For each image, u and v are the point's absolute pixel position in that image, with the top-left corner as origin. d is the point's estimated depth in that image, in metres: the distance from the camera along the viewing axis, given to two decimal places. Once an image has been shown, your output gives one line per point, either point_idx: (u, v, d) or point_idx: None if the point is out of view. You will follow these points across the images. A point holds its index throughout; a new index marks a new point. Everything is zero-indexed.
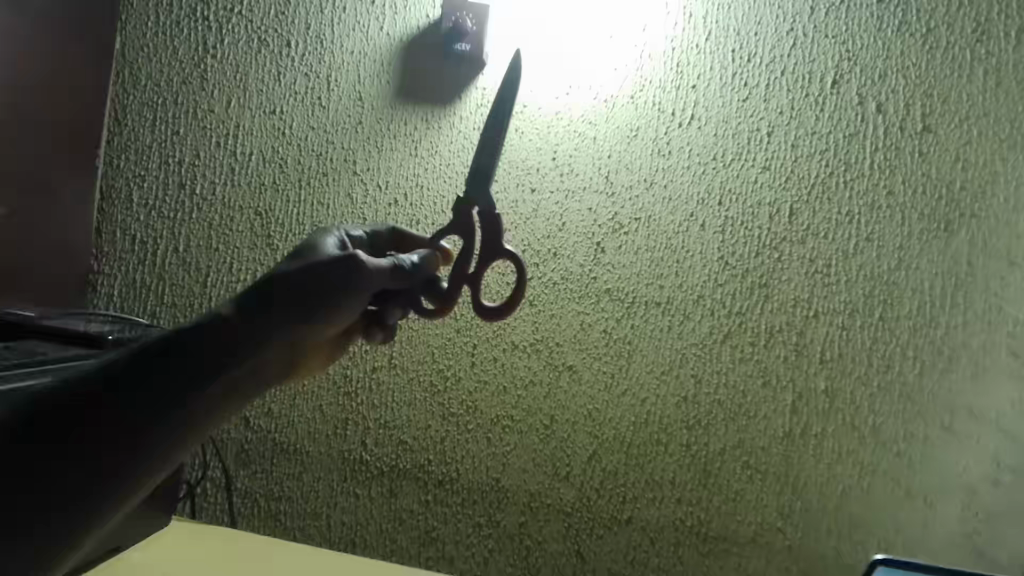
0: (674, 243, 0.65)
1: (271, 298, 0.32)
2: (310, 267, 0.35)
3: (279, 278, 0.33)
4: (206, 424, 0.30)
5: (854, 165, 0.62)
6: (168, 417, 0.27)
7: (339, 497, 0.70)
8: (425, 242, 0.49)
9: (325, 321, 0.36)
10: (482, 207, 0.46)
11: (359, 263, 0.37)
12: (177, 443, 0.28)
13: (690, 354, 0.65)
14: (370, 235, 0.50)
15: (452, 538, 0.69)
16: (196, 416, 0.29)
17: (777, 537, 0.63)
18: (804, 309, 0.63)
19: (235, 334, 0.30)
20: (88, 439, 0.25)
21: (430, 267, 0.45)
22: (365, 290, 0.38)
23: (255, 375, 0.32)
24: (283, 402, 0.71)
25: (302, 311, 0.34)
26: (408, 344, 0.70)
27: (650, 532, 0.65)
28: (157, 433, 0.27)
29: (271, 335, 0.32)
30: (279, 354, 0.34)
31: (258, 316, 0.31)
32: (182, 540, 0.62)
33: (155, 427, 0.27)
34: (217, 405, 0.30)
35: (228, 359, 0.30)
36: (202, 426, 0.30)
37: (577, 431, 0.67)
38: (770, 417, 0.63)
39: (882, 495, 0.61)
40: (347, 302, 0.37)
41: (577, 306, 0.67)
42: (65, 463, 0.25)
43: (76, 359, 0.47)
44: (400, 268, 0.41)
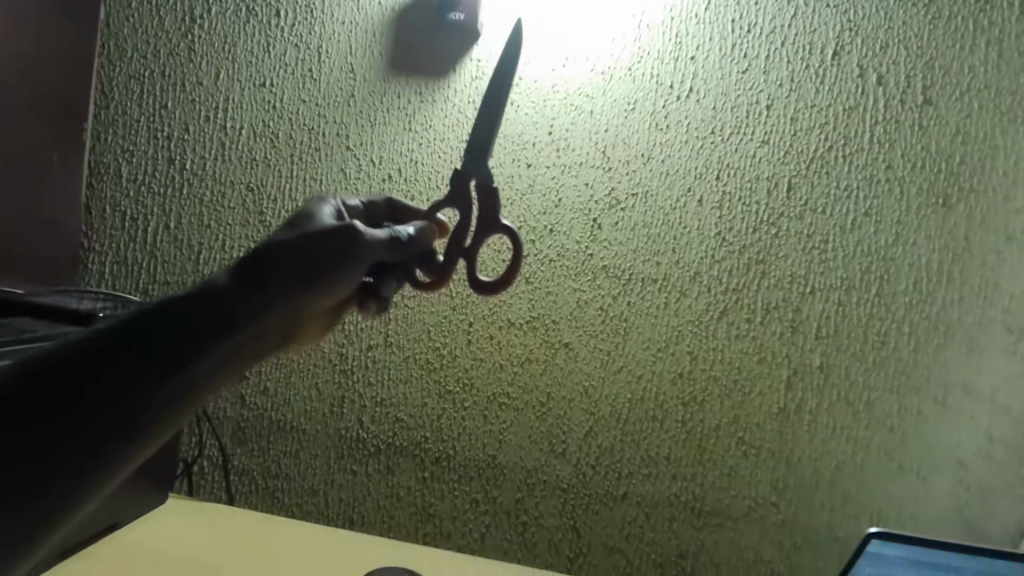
0: (672, 219, 0.64)
1: (267, 267, 0.32)
2: (305, 237, 0.35)
3: (274, 247, 0.33)
4: (205, 394, 0.29)
5: (854, 139, 0.61)
6: (164, 385, 0.27)
7: (337, 474, 0.71)
8: (423, 215, 0.49)
9: (324, 293, 0.35)
10: (480, 179, 0.44)
11: (358, 236, 0.37)
12: (179, 412, 0.28)
13: (686, 331, 0.65)
14: (366, 205, 0.49)
15: (449, 514, 0.70)
16: (196, 385, 0.28)
17: (771, 511, 0.64)
18: (801, 285, 0.62)
19: (233, 303, 0.30)
20: (85, 409, 0.25)
21: (428, 239, 0.45)
22: (362, 263, 0.38)
23: (256, 344, 0.32)
24: (278, 380, 0.71)
25: (301, 284, 0.33)
26: (404, 322, 0.69)
27: (645, 507, 0.66)
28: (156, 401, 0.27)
29: (271, 303, 0.32)
30: (279, 327, 0.33)
31: (256, 284, 0.31)
32: (178, 517, 0.62)
33: (154, 395, 0.27)
34: (216, 375, 0.30)
35: (227, 327, 0.30)
36: (201, 397, 0.29)
37: (573, 409, 0.67)
38: (766, 393, 0.64)
39: (874, 469, 0.62)
40: (346, 275, 0.36)
41: (573, 283, 0.66)
42: (65, 436, 0.25)
43: (66, 334, 0.46)
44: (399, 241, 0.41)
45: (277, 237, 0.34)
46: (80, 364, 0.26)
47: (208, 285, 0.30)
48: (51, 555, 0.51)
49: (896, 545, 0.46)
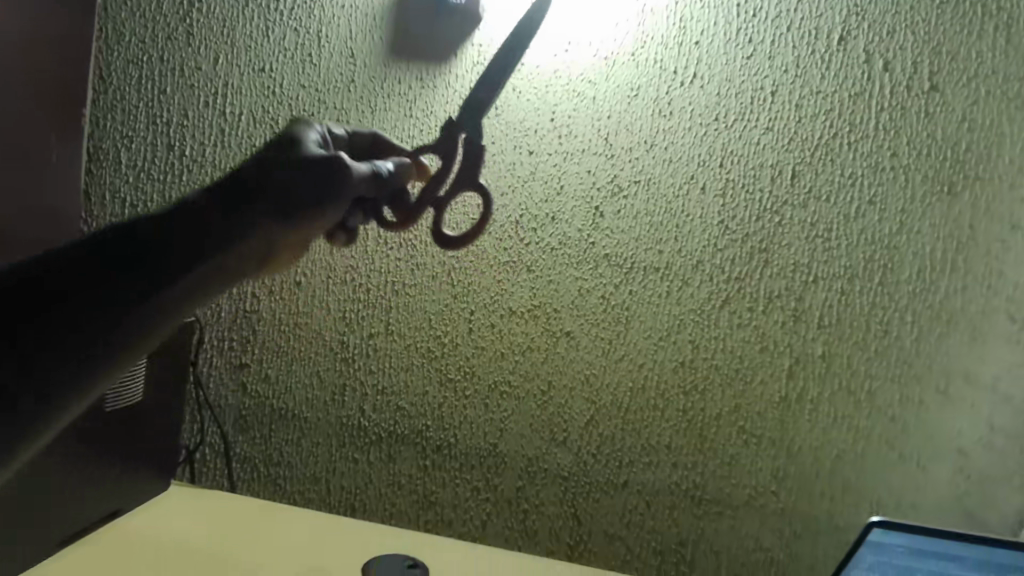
0: (674, 207, 0.64)
1: (245, 192, 0.34)
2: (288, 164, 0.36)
3: (258, 171, 0.35)
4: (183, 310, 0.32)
5: (859, 126, 0.60)
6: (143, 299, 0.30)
7: (338, 462, 0.71)
8: (405, 154, 0.48)
9: (304, 225, 0.36)
10: (469, 135, 0.45)
11: (342, 170, 0.37)
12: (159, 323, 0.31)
13: (688, 320, 0.64)
14: (351, 134, 0.48)
15: (450, 502, 0.70)
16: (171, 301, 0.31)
17: (771, 499, 0.64)
18: (803, 274, 0.62)
19: (210, 223, 0.33)
20: (68, 318, 0.28)
21: (404, 180, 0.44)
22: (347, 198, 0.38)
23: (231, 270, 0.34)
24: (279, 367, 0.71)
25: (279, 214, 0.35)
26: (405, 310, 0.69)
27: (646, 495, 0.66)
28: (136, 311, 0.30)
29: (243, 227, 0.34)
30: (257, 253, 0.35)
31: (235, 207, 0.34)
32: (177, 505, 0.62)
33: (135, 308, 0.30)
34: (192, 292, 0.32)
35: (202, 250, 0.32)
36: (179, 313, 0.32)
37: (574, 397, 0.67)
38: (767, 382, 0.64)
39: (875, 458, 0.62)
40: (329, 206, 0.37)
41: (575, 271, 0.66)
42: (46, 343, 0.27)
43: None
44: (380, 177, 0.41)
45: (260, 160, 0.36)
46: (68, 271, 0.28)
47: (190, 204, 0.33)
48: (54, 541, 0.51)
49: (898, 533, 0.46)
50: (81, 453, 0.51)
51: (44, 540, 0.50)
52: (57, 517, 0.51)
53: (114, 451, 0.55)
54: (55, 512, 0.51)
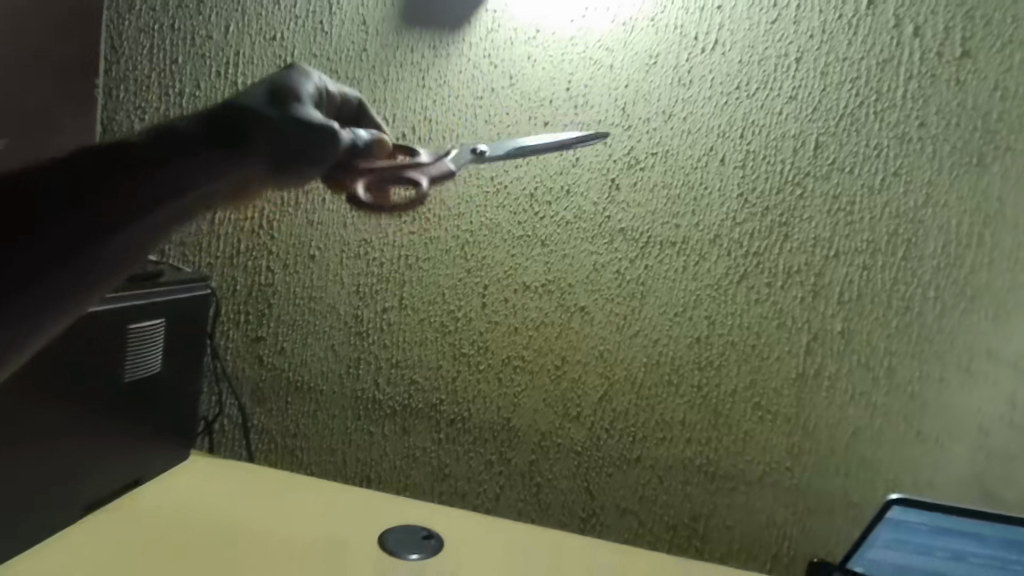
0: (692, 179, 0.63)
1: (225, 133, 0.32)
2: (281, 118, 0.33)
3: (243, 112, 0.33)
4: (144, 247, 0.31)
5: (886, 94, 0.58)
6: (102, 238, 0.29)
7: (354, 435, 0.72)
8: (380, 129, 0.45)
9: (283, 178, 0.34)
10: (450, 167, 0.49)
11: (329, 140, 0.34)
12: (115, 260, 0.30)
13: (704, 296, 0.64)
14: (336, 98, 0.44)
15: (464, 475, 0.70)
16: (124, 242, 0.29)
17: (785, 475, 0.64)
18: (824, 249, 0.61)
19: (188, 154, 0.31)
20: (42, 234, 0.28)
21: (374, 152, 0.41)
22: (327, 166, 0.35)
23: (200, 206, 0.32)
24: (295, 341, 0.71)
25: (262, 161, 0.32)
26: (418, 285, 0.69)
27: (659, 470, 0.67)
28: (93, 247, 0.28)
29: (218, 168, 0.31)
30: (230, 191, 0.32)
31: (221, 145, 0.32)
32: (197, 474, 0.64)
33: (93, 244, 0.28)
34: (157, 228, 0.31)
35: (178, 183, 0.30)
36: (142, 250, 0.31)
37: (588, 372, 0.67)
38: (784, 358, 0.63)
39: (892, 435, 0.62)
40: (313, 167, 0.34)
41: (590, 246, 0.65)
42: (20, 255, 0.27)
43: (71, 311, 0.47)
44: (361, 154, 0.39)
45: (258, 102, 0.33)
46: (44, 192, 0.28)
47: (177, 135, 0.32)
48: (80, 508, 0.53)
49: (918, 514, 0.47)
50: (102, 423, 0.52)
51: (70, 507, 0.52)
52: (80, 485, 0.52)
53: (134, 420, 0.56)
54: (79, 481, 0.52)
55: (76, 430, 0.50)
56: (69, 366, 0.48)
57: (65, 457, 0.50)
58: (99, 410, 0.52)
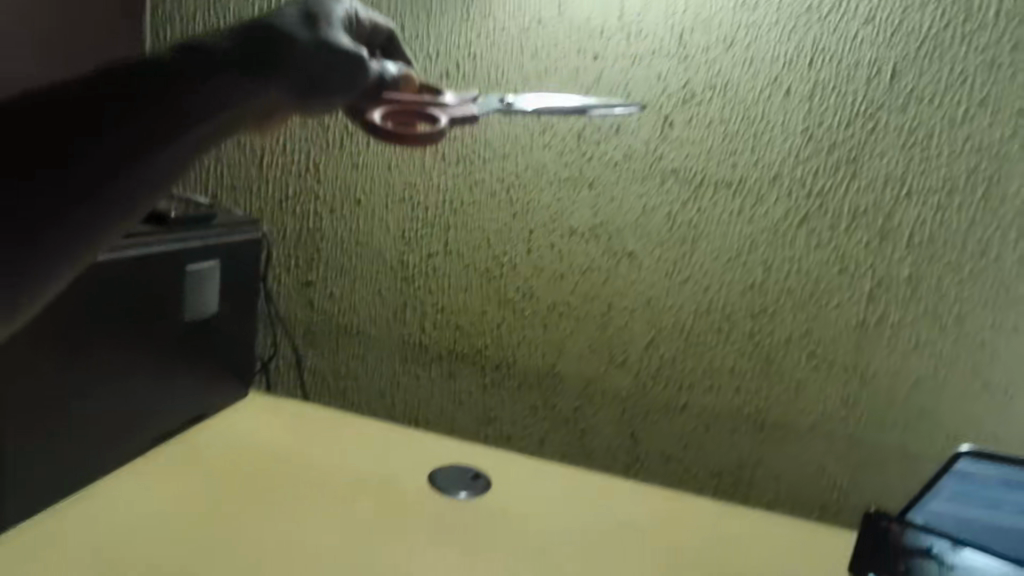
0: (752, 113, 0.59)
1: (265, 52, 0.29)
2: (312, 40, 0.31)
3: (282, 36, 0.30)
4: (176, 178, 0.27)
5: (976, 14, 0.53)
6: (137, 161, 0.25)
7: (401, 377, 0.73)
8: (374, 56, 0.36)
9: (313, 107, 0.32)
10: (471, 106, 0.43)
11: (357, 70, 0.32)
12: (147, 190, 0.26)
13: (761, 240, 0.61)
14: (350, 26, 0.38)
15: (509, 418, 0.71)
16: (155, 168, 0.25)
17: (838, 426, 0.62)
18: (894, 188, 0.57)
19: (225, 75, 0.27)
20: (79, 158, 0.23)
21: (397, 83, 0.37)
22: (356, 94, 0.34)
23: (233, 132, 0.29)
24: (345, 286, 0.72)
25: (298, 89, 0.30)
26: (464, 229, 0.68)
27: (705, 418, 0.66)
28: (127, 172, 0.25)
29: (249, 93, 0.28)
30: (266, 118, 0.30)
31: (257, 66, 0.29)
32: (255, 410, 0.67)
33: (127, 169, 0.25)
34: (190, 152, 0.27)
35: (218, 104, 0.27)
36: (173, 181, 0.27)
37: (635, 319, 0.66)
38: (844, 306, 0.60)
39: (956, 387, 0.59)
40: (338, 96, 0.32)
41: (639, 188, 0.63)
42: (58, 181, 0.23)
43: (135, 253, 0.49)
44: (385, 87, 0.36)
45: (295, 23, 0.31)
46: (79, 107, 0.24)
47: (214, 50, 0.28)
48: (151, 438, 0.56)
49: (986, 463, 0.46)
50: (167, 359, 0.55)
51: (143, 437, 0.55)
52: (151, 417, 0.55)
53: (197, 357, 0.59)
54: (150, 413, 0.55)
55: (145, 364, 0.53)
56: (137, 304, 0.51)
57: (135, 389, 0.53)
58: (165, 347, 0.55)
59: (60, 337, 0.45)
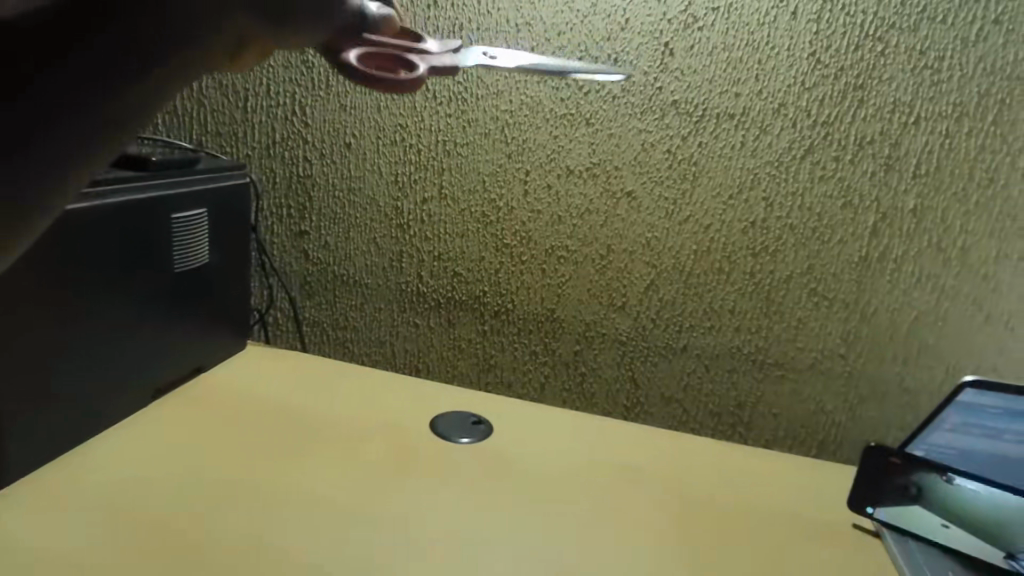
0: (756, 38, 0.57)
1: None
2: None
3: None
4: (159, 104, 0.18)
5: None
6: (140, 60, 0.16)
7: (400, 327, 0.73)
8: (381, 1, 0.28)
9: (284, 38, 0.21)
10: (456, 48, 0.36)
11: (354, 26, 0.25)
12: (122, 121, 0.17)
13: (764, 175, 0.59)
14: None
15: (509, 364, 0.71)
16: (154, 81, 0.17)
17: (838, 363, 0.62)
18: (902, 114, 0.56)
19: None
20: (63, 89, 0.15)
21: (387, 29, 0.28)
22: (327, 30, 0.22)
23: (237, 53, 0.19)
24: (338, 235, 0.71)
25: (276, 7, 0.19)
26: (458, 173, 0.66)
27: (705, 359, 0.66)
28: (128, 76, 0.16)
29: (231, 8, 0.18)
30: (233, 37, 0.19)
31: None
32: (253, 361, 0.66)
33: (130, 68, 0.16)
34: (191, 67, 0.18)
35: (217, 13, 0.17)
36: (152, 111, 0.18)
37: (634, 261, 0.65)
38: (846, 241, 0.59)
39: (959, 321, 0.59)
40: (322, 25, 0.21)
41: (639, 123, 0.61)
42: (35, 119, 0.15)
43: (122, 196, 0.49)
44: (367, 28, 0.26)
45: None
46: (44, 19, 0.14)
47: None
48: (151, 389, 0.56)
49: (993, 395, 0.46)
50: (163, 306, 0.55)
51: (142, 389, 0.55)
52: (148, 369, 0.55)
53: (192, 306, 0.59)
54: (148, 363, 0.55)
55: (144, 310, 0.53)
56: (131, 248, 0.50)
57: (130, 338, 0.52)
58: (159, 293, 0.54)
59: (57, 281, 0.45)
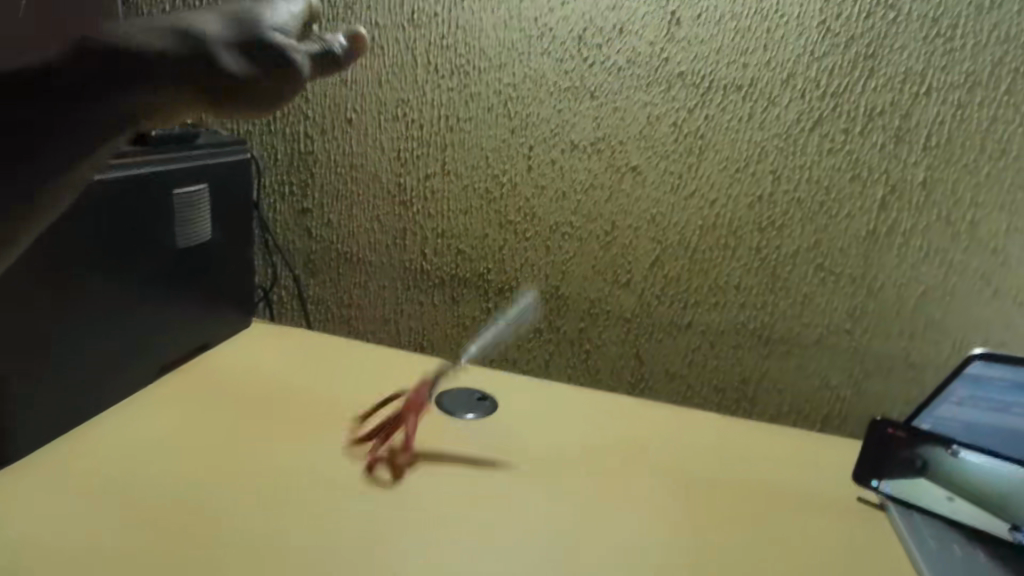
0: (765, 6, 0.56)
1: None
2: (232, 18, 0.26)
3: None
4: None
5: None
6: None
7: (404, 305, 0.73)
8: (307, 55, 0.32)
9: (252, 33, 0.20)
10: None
11: (226, 78, 0.29)
12: None
13: (771, 148, 0.58)
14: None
15: (514, 342, 0.71)
16: None
17: (844, 339, 0.62)
18: (914, 84, 0.55)
19: None
20: None
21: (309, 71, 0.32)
22: None
23: None
24: (341, 212, 0.70)
25: None
26: (461, 149, 0.66)
27: (710, 336, 0.65)
28: None
29: None
30: None
31: None
32: (258, 339, 0.66)
33: None
34: None
35: None
36: None
37: (639, 237, 0.64)
38: (854, 215, 0.59)
39: (967, 296, 0.58)
40: None
41: (645, 96, 0.60)
42: None
43: (129, 168, 0.49)
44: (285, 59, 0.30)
45: None
46: None
47: None
48: (156, 366, 0.56)
49: (1001, 367, 0.47)
50: (166, 284, 0.55)
51: (148, 365, 0.55)
52: (153, 346, 0.55)
53: (196, 284, 0.59)
54: (153, 339, 0.55)
55: (147, 286, 0.53)
56: (131, 219, 0.50)
57: (134, 315, 0.52)
58: (162, 271, 0.54)
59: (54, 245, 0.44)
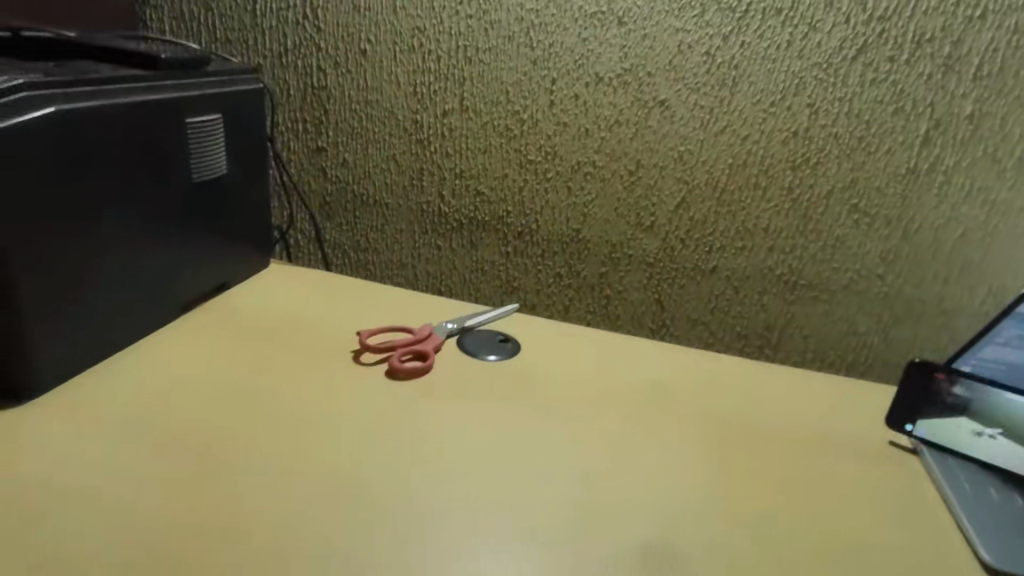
0: None
1: None
2: None
3: None
4: None
5: None
6: None
7: (422, 250, 0.71)
8: None
9: None
10: None
11: None
12: None
13: (810, 79, 0.55)
14: None
15: (533, 287, 0.70)
16: None
17: (875, 284, 0.60)
18: (968, 5, 0.51)
19: None
20: None
21: None
22: None
23: None
24: (357, 153, 0.69)
25: None
26: (480, 83, 0.63)
27: (735, 281, 0.64)
28: None
29: None
30: None
31: None
32: (274, 281, 0.66)
33: None
34: None
35: None
36: None
37: (665, 178, 0.62)
38: (894, 151, 0.56)
39: (1009, 238, 0.56)
40: None
41: (676, 22, 0.56)
42: None
43: (139, 94, 0.48)
44: None
45: None
46: None
47: None
48: (174, 308, 0.56)
49: None
50: (180, 225, 0.54)
51: (166, 305, 0.55)
52: (170, 286, 0.55)
53: (210, 225, 0.58)
54: (169, 279, 0.55)
55: (161, 225, 0.52)
56: (145, 147, 0.49)
57: (149, 254, 0.52)
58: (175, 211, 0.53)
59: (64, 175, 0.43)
